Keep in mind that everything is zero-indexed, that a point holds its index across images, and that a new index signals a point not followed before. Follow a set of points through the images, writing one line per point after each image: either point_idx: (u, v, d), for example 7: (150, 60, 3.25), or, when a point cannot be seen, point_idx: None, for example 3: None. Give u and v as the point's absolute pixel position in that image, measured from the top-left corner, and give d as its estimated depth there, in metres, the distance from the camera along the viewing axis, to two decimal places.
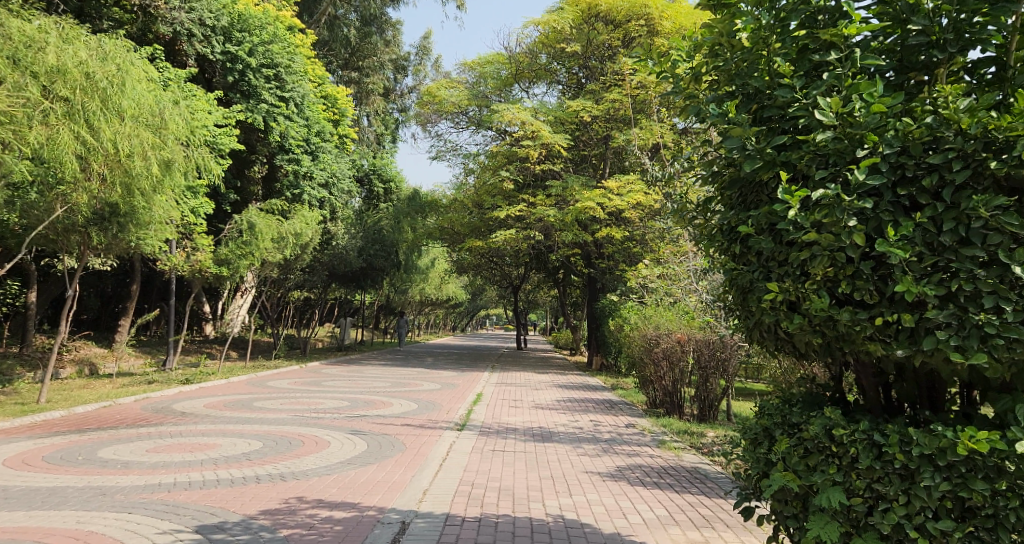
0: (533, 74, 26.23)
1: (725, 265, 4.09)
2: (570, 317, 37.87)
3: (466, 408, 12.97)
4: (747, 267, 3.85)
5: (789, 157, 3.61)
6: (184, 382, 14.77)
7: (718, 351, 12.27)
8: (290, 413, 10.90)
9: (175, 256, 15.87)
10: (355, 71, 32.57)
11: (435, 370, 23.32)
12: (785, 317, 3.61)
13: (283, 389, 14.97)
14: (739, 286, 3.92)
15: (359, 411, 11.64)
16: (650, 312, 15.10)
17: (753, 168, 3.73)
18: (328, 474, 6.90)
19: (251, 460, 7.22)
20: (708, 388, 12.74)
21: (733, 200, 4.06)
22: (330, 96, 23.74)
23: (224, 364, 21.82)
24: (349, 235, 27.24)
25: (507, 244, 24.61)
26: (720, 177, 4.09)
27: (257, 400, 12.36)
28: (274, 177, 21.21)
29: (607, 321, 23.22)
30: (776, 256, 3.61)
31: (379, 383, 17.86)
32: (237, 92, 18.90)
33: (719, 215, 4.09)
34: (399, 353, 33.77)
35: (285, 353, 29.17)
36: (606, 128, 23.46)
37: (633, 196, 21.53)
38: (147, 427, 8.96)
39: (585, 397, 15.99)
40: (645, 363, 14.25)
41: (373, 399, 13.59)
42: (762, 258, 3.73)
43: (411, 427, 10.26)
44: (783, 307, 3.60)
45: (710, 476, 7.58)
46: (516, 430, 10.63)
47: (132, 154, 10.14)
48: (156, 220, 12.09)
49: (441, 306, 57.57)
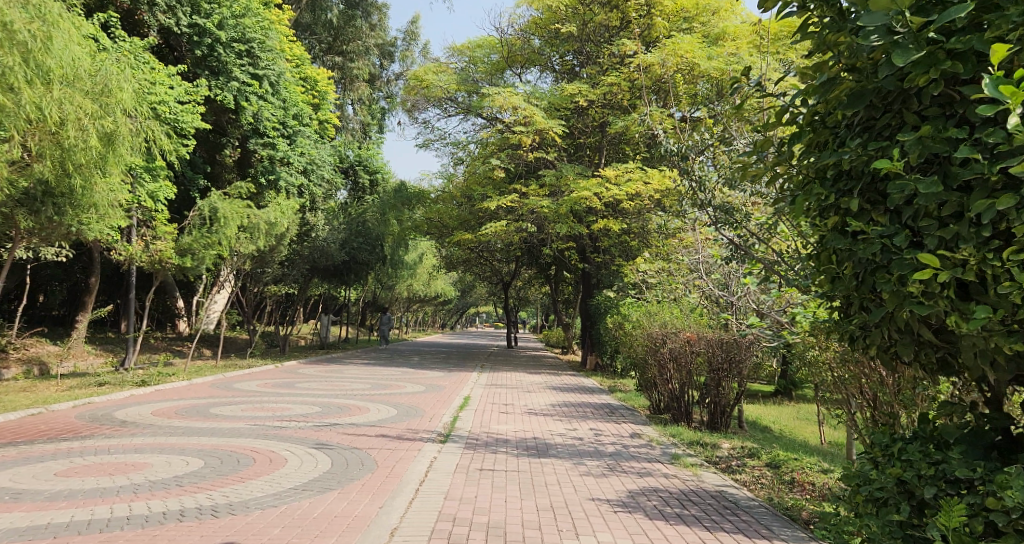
0: (526, 58, 25.05)
1: (837, 224, 3.20)
2: (562, 314, 36.57)
3: (452, 414, 11.72)
4: (882, 227, 2.98)
5: (967, 43, 2.74)
6: (140, 384, 13.43)
7: (732, 351, 10.99)
8: (249, 422, 9.54)
9: (132, 246, 14.56)
10: (339, 55, 31.28)
11: (421, 371, 21.98)
12: (955, 312, 2.77)
13: (250, 391, 13.65)
14: (867, 265, 3.06)
15: (329, 419, 10.30)
16: (653, 310, 13.88)
17: (907, 69, 2.82)
18: (274, 506, 5.58)
19: (181, 486, 5.92)
20: (720, 393, 11.41)
21: (852, 126, 3.15)
22: (310, 78, 22.50)
23: (191, 364, 20.49)
24: (331, 227, 25.93)
25: (497, 236, 23.31)
26: (836, 90, 3.19)
27: (215, 406, 10.97)
28: (248, 162, 20.01)
29: (603, 318, 21.96)
30: (942, 210, 2.81)
31: (358, 384, 16.55)
32: (206, 68, 17.80)
33: (829, 153, 3.18)
34: (385, 351, 32.41)
35: (263, 351, 27.84)
36: (602, 114, 22.30)
37: (631, 185, 20.32)
38: (68, 442, 7.59)
39: (582, 400, 14.69)
40: (648, 364, 12.99)
41: (348, 403, 12.26)
42: (912, 217, 2.89)
43: (385, 440, 8.91)
44: (952, 293, 2.75)
45: (743, 505, 6.26)
46: (508, 441, 9.32)
47: (65, 123, 8.66)
48: (101, 203, 10.67)
49: (430, 303, 56.27)
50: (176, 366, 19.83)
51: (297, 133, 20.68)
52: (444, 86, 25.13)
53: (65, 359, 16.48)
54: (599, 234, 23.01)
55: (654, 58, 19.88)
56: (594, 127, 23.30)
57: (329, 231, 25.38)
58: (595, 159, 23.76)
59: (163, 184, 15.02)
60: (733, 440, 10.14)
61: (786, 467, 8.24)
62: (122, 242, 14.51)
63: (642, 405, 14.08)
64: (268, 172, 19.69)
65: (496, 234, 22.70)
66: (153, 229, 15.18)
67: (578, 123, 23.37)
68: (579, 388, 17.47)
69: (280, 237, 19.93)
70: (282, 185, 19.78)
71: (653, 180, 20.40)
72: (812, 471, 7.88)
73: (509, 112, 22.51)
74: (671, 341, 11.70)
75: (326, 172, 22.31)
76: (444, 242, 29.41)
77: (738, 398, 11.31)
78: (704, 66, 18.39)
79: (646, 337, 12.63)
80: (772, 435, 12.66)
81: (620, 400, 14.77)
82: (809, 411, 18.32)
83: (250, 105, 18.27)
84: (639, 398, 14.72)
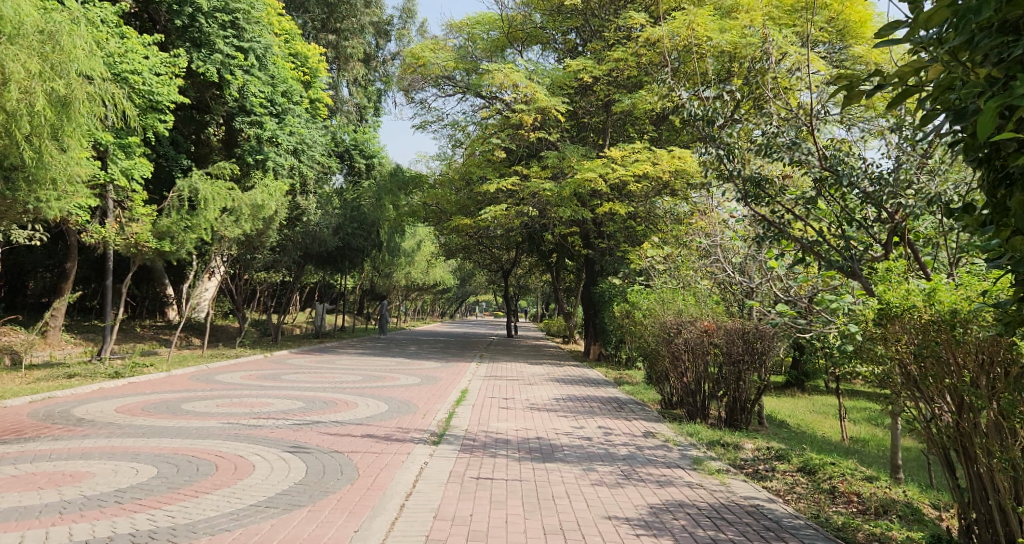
0: (528, 35, 24.19)
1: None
2: (563, 303, 35.60)
3: (448, 410, 10.81)
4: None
5: None
6: (114, 375, 12.49)
7: (752, 343, 10.04)
8: (222, 420, 8.57)
9: (105, 227, 13.57)
10: (333, 33, 30.21)
11: (418, 361, 21.04)
12: None
13: (232, 384, 12.67)
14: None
15: (312, 416, 9.34)
16: (662, 299, 12.88)
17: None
18: (226, 531, 4.63)
19: (120, 505, 4.96)
20: (740, 388, 10.46)
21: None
22: (299, 53, 21.46)
23: (176, 353, 19.55)
24: (324, 211, 24.96)
25: (497, 220, 22.33)
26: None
27: (189, 401, 10.01)
28: (235, 142, 19.01)
29: (608, 306, 21.00)
30: None
31: (350, 375, 15.61)
32: (187, 39, 16.83)
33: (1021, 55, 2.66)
34: (381, 341, 31.44)
35: (254, 340, 26.92)
36: (608, 91, 21.30)
37: (637, 166, 19.36)
38: (7, 445, 6.64)
39: (587, 394, 13.75)
40: (659, 355, 12.04)
41: (335, 397, 11.31)
42: None
43: (370, 441, 7.95)
44: None
45: (787, 527, 5.31)
46: (509, 443, 8.38)
47: (8, 83, 7.69)
48: (61, 178, 9.69)
49: (429, 291, 55.32)
50: (159, 355, 18.90)
51: (287, 112, 19.71)
52: (441, 63, 24.07)
53: (39, 349, 15.53)
54: (604, 218, 22.01)
55: (663, 31, 18.87)
56: (599, 106, 22.29)
57: (321, 215, 24.31)
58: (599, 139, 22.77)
59: (140, 162, 13.94)
60: (757, 440, 9.19)
61: (824, 473, 7.28)
62: (94, 223, 13.51)
63: (652, 399, 13.14)
64: (255, 152, 18.75)
65: (496, 218, 21.70)
66: (128, 209, 14.21)
67: (583, 102, 22.34)
68: (584, 380, 16.53)
69: (269, 220, 18.96)
70: (270, 166, 18.79)
71: (661, 161, 19.46)
72: (854, 478, 6.93)
73: (509, 91, 21.51)
74: (684, 331, 10.76)
75: (318, 152, 21.34)
76: (443, 228, 28.44)
77: (758, 396, 10.34)
78: (715, 37, 17.39)
79: (656, 326, 11.70)
80: (794, 432, 11.73)
81: (629, 394, 13.84)
82: (826, 404, 17.40)
83: (234, 79, 17.27)
84: (648, 393, 13.77)
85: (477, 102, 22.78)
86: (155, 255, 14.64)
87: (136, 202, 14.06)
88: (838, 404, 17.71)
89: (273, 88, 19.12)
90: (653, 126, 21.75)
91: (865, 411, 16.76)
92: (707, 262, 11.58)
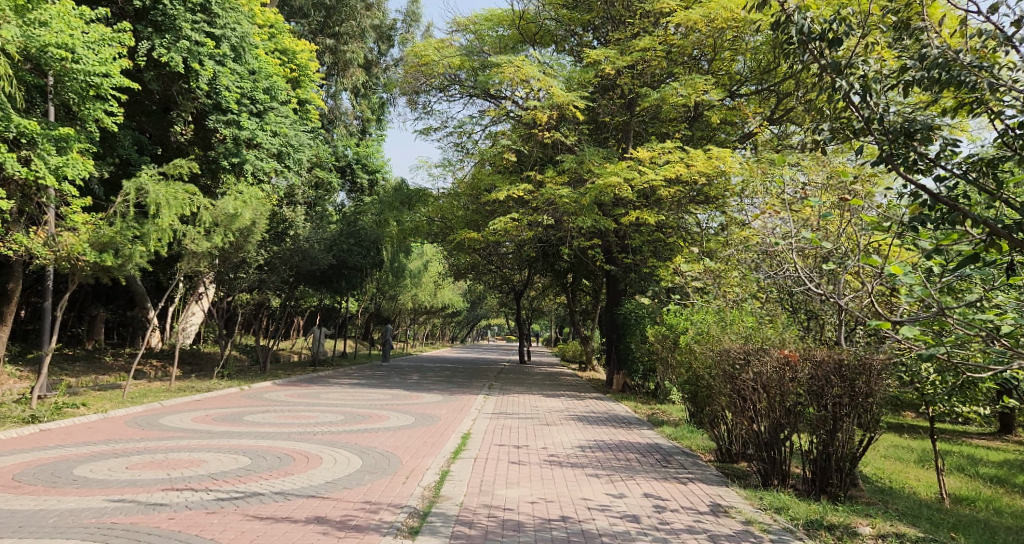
0: (540, 32, 21.92)
1: None
2: (580, 326, 32.91)
3: (441, 468, 8.23)
4: None
5: None
6: (26, 420, 9.93)
7: (851, 381, 7.41)
8: (110, 495, 5.98)
9: (29, 237, 11.13)
10: (331, 38, 28.08)
11: (417, 394, 18.46)
12: None
13: (174, 430, 10.05)
14: None
15: (249, 484, 6.70)
16: (712, 322, 10.33)
17: None
18: None
19: None
20: (834, 440, 7.76)
21: None
22: (287, 50, 19.20)
23: (138, 387, 17.07)
24: (316, 226, 22.63)
25: (508, 233, 19.85)
26: None
27: (88, 461, 7.42)
28: (210, 144, 16.67)
29: (637, 329, 18.38)
30: None
31: (331, 414, 13.01)
32: (149, 24, 14.54)
33: None
34: (382, 369, 28.86)
35: (240, 369, 24.45)
36: (633, 87, 18.93)
37: (670, 168, 16.94)
38: None
39: (621, 439, 11.12)
40: (714, 393, 9.43)
41: (296, 450, 8.68)
42: None
43: (317, 533, 5.34)
44: None
45: None
46: (524, 532, 5.73)
47: None
48: None
49: (436, 314, 52.76)
50: (118, 389, 16.43)
51: (270, 111, 17.41)
52: (445, 62, 21.79)
53: None
54: (630, 229, 19.47)
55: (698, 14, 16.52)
56: (622, 105, 19.86)
57: (311, 230, 21.95)
58: (621, 141, 20.32)
59: (76, 158, 11.42)
60: (874, 521, 6.54)
61: None
62: (15, 231, 11.08)
63: (702, 448, 10.48)
64: (232, 154, 16.42)
65: (508, 231, 19.25)
66: (65, 217, 11.82)
67: (603, 98, 19.97)
68: (613, 419, 13.87)
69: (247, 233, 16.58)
70: (248, 171, 16.50)
71: (696, 161, 16.99)
72: None
73: (522, 89, 19.17)
74: (752, 360, 8.22)
75: (306, 158, 19.03)
76: (450, 244, 26.00)
77: (860, 452, 7.70)
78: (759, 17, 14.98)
79: (710, 356, 9.13)
80: (892, 496, 9.03)
81: (669, 440, 11.20)
82: (899, 446, 14.62)
83: (204, 70, 14.96)
84: (695, 438, 11.10)
85: (487, 103, 20.48)
86: (97, 270, 12.18)
87: (73, 208, 11.65)
88: (912, 445, 14.90)
89: (254, 84, 16.84)
90: (684, 125, 19.32)
91: (948, 453, 13.97)
92: (783, 280, 9.00)
